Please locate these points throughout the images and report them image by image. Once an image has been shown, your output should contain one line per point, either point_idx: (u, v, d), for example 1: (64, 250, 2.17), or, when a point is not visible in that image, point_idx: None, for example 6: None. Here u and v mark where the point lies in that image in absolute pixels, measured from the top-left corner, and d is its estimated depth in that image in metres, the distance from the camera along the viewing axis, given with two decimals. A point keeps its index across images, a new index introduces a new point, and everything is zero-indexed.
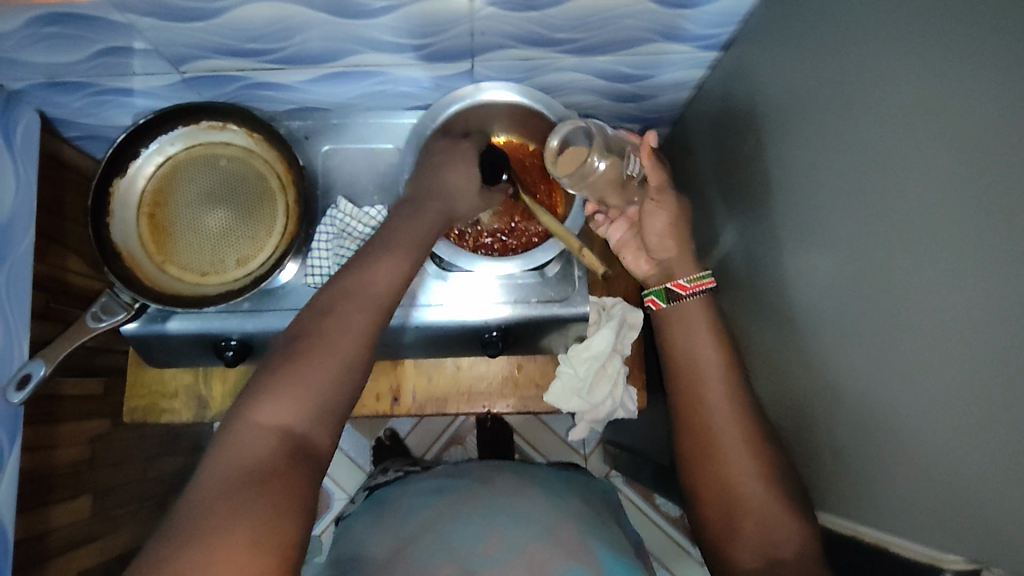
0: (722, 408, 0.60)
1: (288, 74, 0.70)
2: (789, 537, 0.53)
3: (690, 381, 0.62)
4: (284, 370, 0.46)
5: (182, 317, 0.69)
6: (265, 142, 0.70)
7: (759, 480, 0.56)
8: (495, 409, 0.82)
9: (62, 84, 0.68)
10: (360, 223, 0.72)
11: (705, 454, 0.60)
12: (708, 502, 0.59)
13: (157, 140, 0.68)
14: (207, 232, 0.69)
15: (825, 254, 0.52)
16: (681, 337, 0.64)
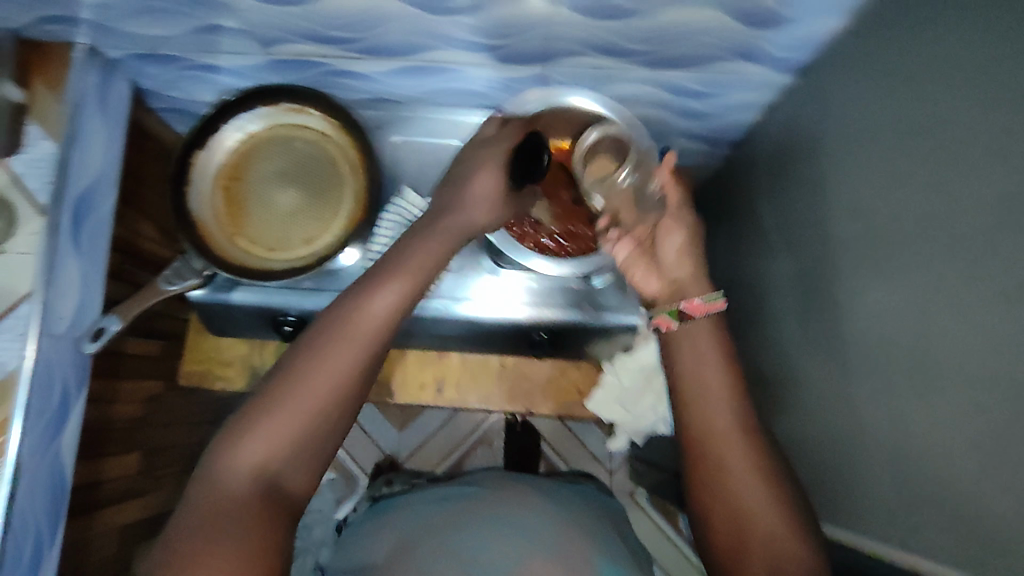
0: (731, 436, 0.52)
1: (365, 64, 0.72)
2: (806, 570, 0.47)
3: (695, 404, 0.53)
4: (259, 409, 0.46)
5: (245, 288, 0.73)
6: (340, 127, 0.72)
7: (774, 514, 0.50)
8: (535, 411, 0.83)
9: (155, 56, 0.71)
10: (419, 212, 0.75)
11: (709, 483, 0.53)
12: (716, 525, 0.52)
13: (239, 117, 0.71)
14: (278, 210, 0.72)
15: (872, 285, 0.51)
16: (694, 359, 0.54)
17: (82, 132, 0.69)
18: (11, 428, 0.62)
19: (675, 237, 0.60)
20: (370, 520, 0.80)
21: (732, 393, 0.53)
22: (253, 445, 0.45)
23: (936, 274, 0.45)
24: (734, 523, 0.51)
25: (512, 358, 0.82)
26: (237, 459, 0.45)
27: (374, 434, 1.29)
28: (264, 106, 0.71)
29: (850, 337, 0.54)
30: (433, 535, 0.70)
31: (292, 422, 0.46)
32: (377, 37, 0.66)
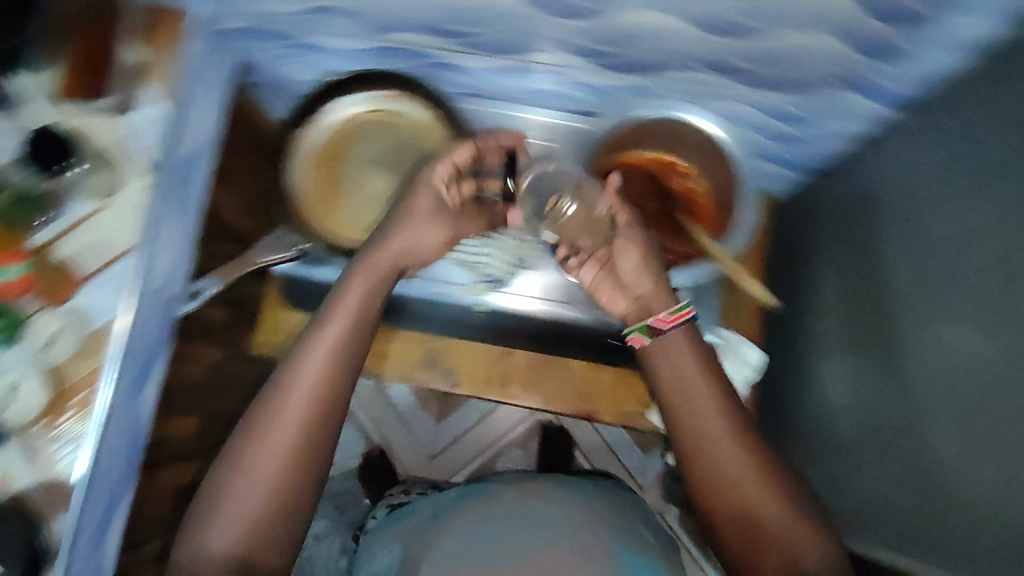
0: (728, 444, 0.58)
1: (470, 59, 0.71)
2: (809, 553, 0.55)
3: (693, 422, 0.59)
4: (213, 503, 0.53)
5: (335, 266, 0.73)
6: (443, 119, 0.73)
7: (779, 506, 0.56)
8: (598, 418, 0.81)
9: (263, 31, 0.72)
10: None
11: (718, 501, 0.58)
12: (724, 520, 0.58)
13: (343, 99, 0.73)
14: (370, 195, 0.74)
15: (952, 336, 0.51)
16: (687, 378, 0.60)
17: (189, 99, 0.69)
18: (98, 380, 0.61)
19: (633, 254, 0.65)
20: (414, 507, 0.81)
21: (720, 402, 0.59)
22: (262, 455, 0.53)
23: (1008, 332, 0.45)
24: (744, 520, 0.57)
25: (581, 364, 0.81)
26: (256, 469, 0.53)
27: (410, 421, 1.27)
28: (365, 92, 0.73)
29: (920, 382, 0.55)
30: (457, 528, 0.70)
31: (289, 428, 0.54)
32: (490, 35, 0.66)
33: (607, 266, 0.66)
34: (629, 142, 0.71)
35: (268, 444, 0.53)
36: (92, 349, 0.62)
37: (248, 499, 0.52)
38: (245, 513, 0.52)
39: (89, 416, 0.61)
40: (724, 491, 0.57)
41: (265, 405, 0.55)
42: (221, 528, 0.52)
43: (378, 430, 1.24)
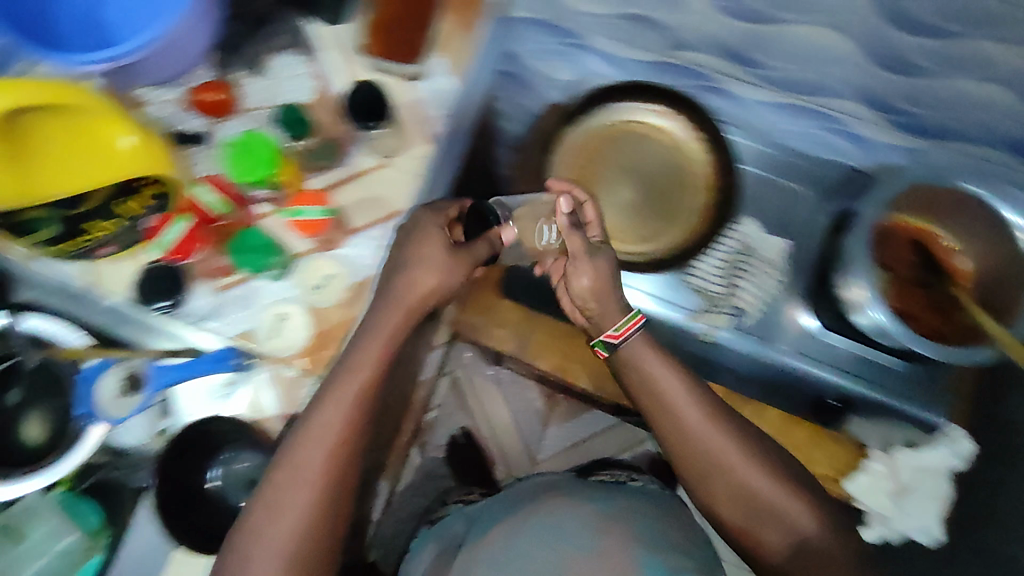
0: (703, 428, 0.57)
1: (751, 89, 0.69)
2: (808, 517, 0.55)
3: (664, 412, 0.58)
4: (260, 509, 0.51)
5: None
6: (704, 142, 0.69)
7: (768, 479, 0.55)
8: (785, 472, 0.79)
9: (555, 27, 0.71)
10: (763, 246, 0.72)
11: (713, 482, 0.56)
12: (725, 503, 0.56)
13: (609, 107, 0.70)
14: (618, 199, 0.71)
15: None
16: (654, 374, 0.58)
17: (471, 74, 0.69)
18: (350, 330, 0.62)
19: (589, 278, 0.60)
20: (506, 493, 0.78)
21: (693, 391, 0.58)
22: (315, 443, 0.52)
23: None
24: (742, 498, 0.56)
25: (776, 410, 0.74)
26: (305, 461, 0.52)
27: (512, 412, 1.23)
28: (633, 101, 0.70)
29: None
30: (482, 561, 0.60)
31: (344, 407, 0.53)
32: (796, 70, 0.65)
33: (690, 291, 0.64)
34: (911, 205, 0.68)
35: (319, 441, 0.52)
36: (356, 298, 0.62)
37: (303, 495, 0.51)
38: (301, 508, 0.51)
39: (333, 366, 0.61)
40: (716, 474, 0.56)
41: (322, 398, 0.53)
42: (279, 522, 0.50)
43: (482, 414, 1.22)
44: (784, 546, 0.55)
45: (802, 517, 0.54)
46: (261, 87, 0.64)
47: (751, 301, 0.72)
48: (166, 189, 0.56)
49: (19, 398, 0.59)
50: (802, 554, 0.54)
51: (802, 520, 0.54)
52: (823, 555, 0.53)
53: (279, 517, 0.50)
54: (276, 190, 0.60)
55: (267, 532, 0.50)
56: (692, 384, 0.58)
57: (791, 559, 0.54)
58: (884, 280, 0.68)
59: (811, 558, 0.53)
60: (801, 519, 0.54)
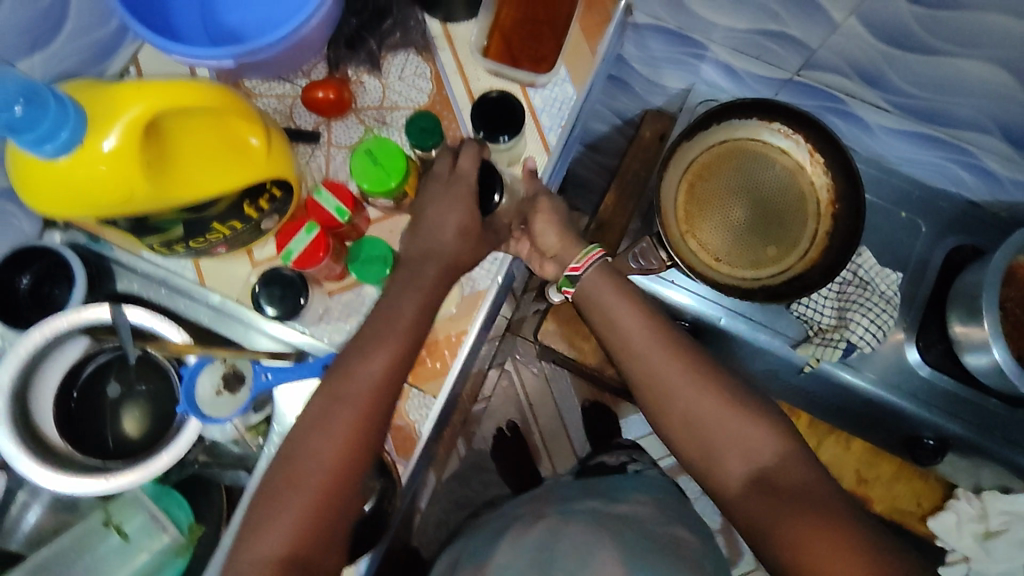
0: (657, 354, 0.55)
1: (878, 114, 0.68)
2: (765, 443, 0.51)
3: (621, 347, 0.56)
4: (286, 463, 0.49)
5: (684, 288, 0.72)
6: (824, 165, 0.68)
7: (726, 410, 0.52)
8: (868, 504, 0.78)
9: (680, 36, 0.67)
10: (883, 283, 0.69)
11: (668, 412, 0.54)
12: (682, 437, 0.54)
13: (730, 121, 0.69)
14: (731, 220, 0.70)
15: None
16: (610, 307, 0.56)
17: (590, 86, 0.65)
18: (463, 345, 0.59)
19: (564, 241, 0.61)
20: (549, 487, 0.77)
21: (649, 324, 0.56)
22: (322, 400, 0.51)
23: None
24: (696, 430, 0.53)
25: (861, 443, 0.80)
26: (324, 423, 0.50)
27: (559, 405, 1.14)
28: (758, 119, 0.68)
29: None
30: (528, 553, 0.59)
31: (369, 377, 0.51)
32: (939, 102, 0.62)
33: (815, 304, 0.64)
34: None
35: (342, 405, 0.50)
36: (467, 312, 0.59)
37: (318, 456, 0.49)
38: (311, 470, 0.49)
39: (443, 382, 0.58)
40: (673, 406, 0.54)
41: (337, 367, 0.52)
42: (296, 485, 0.49)
43: (528, 406, 1.14)
44: (744, 479, 0.51)
45: (764, 450, 0.51)
46: (374, 87, 0.62)
47: (862, 334, 0.67)
48: (285, 191, 0.54)
49: (119, 391, 0.59)
50: (761, 485, 0.50)
51: (762, 453, 0.51)
52: (782, 486, 0.49)
53: (293, 479, 0.49)
54: (397, 201, 0.58)
55: (287, 489, 0.48)
56: (648, 317, 0.56)
57: (750, 493, 0.50)
58: (1005, 322, 0.67)
59: (772, 490, 0.49)
60: (761, 449, 0.51)
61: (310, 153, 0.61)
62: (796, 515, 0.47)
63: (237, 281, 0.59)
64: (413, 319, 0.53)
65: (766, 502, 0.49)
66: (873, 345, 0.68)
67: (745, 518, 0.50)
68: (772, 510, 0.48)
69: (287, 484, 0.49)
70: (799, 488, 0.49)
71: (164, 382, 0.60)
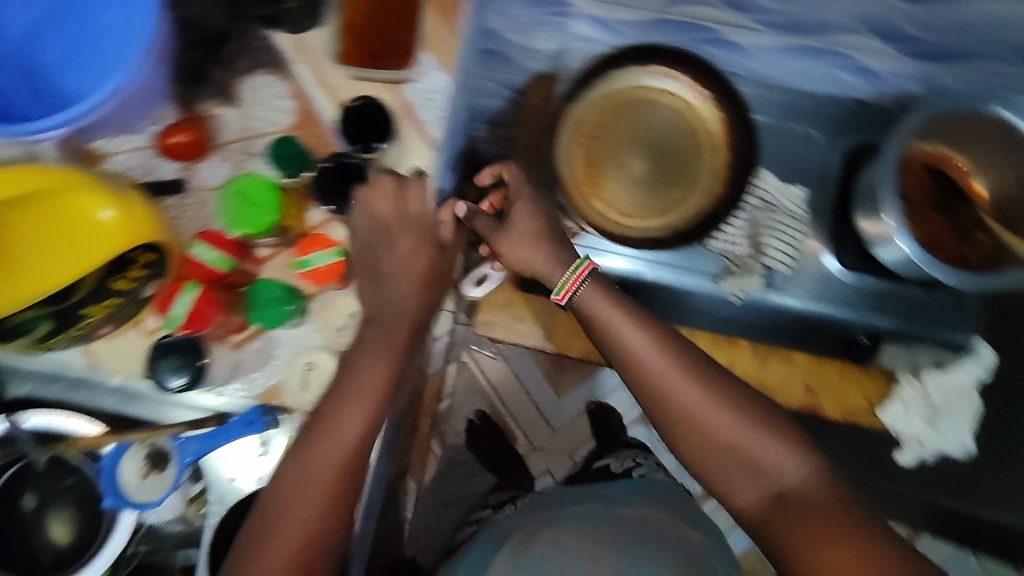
0: (677, 381, 0.54)
1: (752, 35, 0.68)
2: (787, 464, 0.52)
3: (638, 375, 0.55)
4: (257, 551, 0.48)
5: (611, 254, 0.71)
6: (710, 99, 0.67)
7: (747, 430, 0.53)
8: (822, 413, 0.75)
9: None
10: (787, 201, 0.72)
11: (682, 431, 0.55)
12: (697, 450, 0.55)
13: (610, 75, 0.67)
14: (631, 172, 0.69)
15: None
16: (616, 327, 0.55)
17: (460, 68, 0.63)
18: None
19: (530, 248, 0.58)
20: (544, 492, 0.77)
21: (664, 346, 0.55)
22: (295, 489, 0.49)
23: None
24: (714, 444, 0.54)
25: (805, 356, 0.74)
26: (296, 510, 0.49)
27: (525, 382, 1.14)
28: (637, 67, 0.67)
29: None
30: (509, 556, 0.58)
31: (347, 443, 0.50)
32: None
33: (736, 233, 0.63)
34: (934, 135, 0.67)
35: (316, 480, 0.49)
36: None
37: (291, 541, 0.48)
38: (288, 554, 0.48)
39: None
40: (686, 424, 0.54)
41: (306, 442, 0.50)
42: (278, 548, 0.48)
43: (491, 393, 1.14)
44: (764, 494, 0.53)
45: (787, 465, 0.52)
46: (233, 118, 0.59)
47: (776, 252, 0.72)
48: (160, 253, 0.49)
49: (37, 501, 0.55)
50: (778, 500, 0.52)
51: (783, 470, 0.52)
52: (805, 500, 0.51)
53: (270, 542, 0.48)
54: (282, 234, 0.54)
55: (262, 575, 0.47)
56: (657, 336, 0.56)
57: (770, 506, 0.52)
58: (909, 214, 0.68)
59: (791, 504, 0.51)
60: (783, 465, 0.52)
61: (179, 204, 0.58)
62: (817, 525, 0.49)
63: (134, 356, 0.54)
64: (379, 383, 0.53)
65: (787, 515, 0.51)
66: (788, 264, 0.72)
67: (763, 531, 0.52)
68: (792, 524, 0.50)
69: (267, 550, 0.48)
70: (819, 501, 0.51)
71: (84, 481, 0.55)
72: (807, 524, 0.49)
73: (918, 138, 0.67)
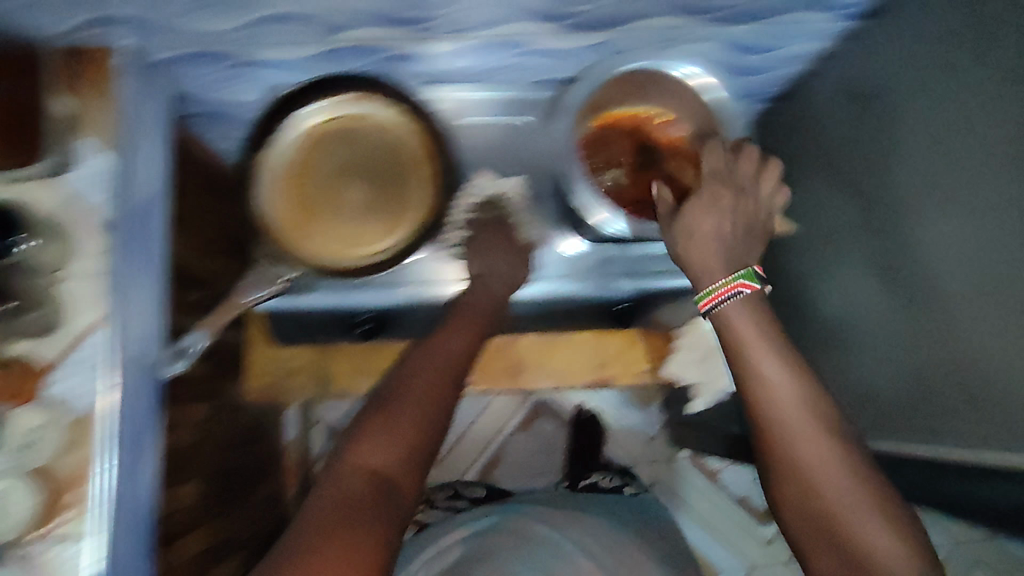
0: (821, 453, 0.49)
1: (426, 45, 0.66)
2: (877, 533, 0.46)
3: (766, 415, 0.52)
4: (372, 420, 0.51)
5: (321, 292, 0.70)
6: (408, 116, 0.68)
7: (861, 503, 0.47)
8: (616, 384, 0.80)
9: (206, 55, 0.65)
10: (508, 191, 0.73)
11: (785, 478, 0.51)
12: (786, 500, 0.51)
13: (298, 112, 0.66)
14: (345, 204, 0.67)
15: (967, 224, 0.45)
16: (750, 354, 0.53)
17: (145, 123, 0.58)
18: (89, 475, 0.51)
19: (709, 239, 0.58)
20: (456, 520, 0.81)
21: (798, 391, 0.51)
22: (415, 388, 0.53)
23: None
24: (808, 494, 0.49)
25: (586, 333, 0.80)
26: (416, 390, 0.52)
27: None
28: (327, 99, 0.67)
29: (931, 274, 0.48)
30: None
31: (455, 356, 0.57)
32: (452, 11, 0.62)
33: (679, 224, 0.59)
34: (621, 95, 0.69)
35: (424, 372, 0.54)
36: (75, 441, 0.51)
37: (400, 427, 0.50)
38: (406, 424, 0.50)
39: (88, 515, 0.50)
40: (786, 468, 0.50)
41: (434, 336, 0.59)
42: (394, 428, 0.50)
43: None
44: (839, 571, 0.46)
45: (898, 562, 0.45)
46: None
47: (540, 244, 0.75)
48: None
49: None
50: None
51: (886, 557, 0.45)
52: None
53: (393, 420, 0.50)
54: None
55: (371, 444, 0.49)
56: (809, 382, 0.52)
57: None
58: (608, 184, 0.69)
59: None
60: (874, 543, 0.46)
61: None
62: None
63: None
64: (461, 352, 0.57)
65: None
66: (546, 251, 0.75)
67: None
68: None
69: (381, 426, 0.50)
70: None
71: None
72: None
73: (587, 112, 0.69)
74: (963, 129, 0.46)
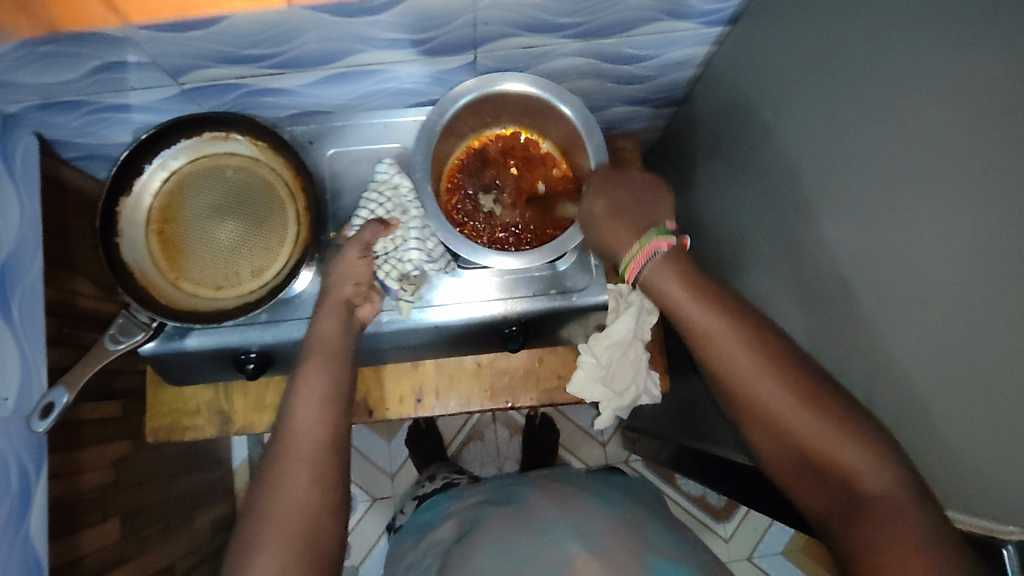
0: (771, 391, 0.50)
1: (285, 80, 0.66)
2: (847, 454, 0.47)
3: (718, 369, 0.53)
4: (259, 519, 0.51)
5: (200, 333, 0.70)
6: (270, 149, 0.68)
7: (821, 428, 0.48)
8: (519, 404, 0.82)
9: (57, 104, 0.64)
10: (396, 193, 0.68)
11: (753, 423, 0.52)
12: (763, 443, 0.52)
13: (160, 156, 0.66)
14: (218, 244, 0.68)
15: (848, 226, 0.52)
16: (686, 311, 0.54)
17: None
18: None
19: None
20: (454, 505, 0.84)
21: (746, 332, 0.52)
22: (285, 476, 0.53)
23: (942, 143, 0.42)
24: (777, 435, 0.51)
25: (488, 355, 0.81)
26: (291, 478, 0.53)
27: (357, 443, 1.26)
28: (187, 139, 0.66)
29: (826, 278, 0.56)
30: None
31: (308, 427, 0.56)
32: (299, 48, 0.60)
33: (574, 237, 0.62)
34: (485, 117, 0.68)
35: (293, 453, 0.54)
36: None
37: (286, 517, 0.51)
38: (290, 512, 0.52)
39: None
40: (751, 413, 0.52)
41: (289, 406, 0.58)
42: (277, 524, 0.51)
43: None
44: (832, 498, 0.48)
45: (866, 470, 0.46)
46: None
47: (403, 262, 0.67)
48: None
49: None
50: (851, 506, 0.47)
51: (863, 478, 0.46)
52: (873, 508, 0.45)
53: (280, 510, 0.52)
54: None
55: (264, 547, 0.50)
56: (742, 323, 0.52)
57: (840, 508, 0.48)
58: (478, 211, 0.69)
59: (861, 510, 0.46)
60: (849, 463, 0.46)
61: None
62: (892, 540, 0.43)
63: None
64: (314, 406, 0.57)
65: (852, 516, 0.46)
66: (432, 262, 0.68)
67: (833, 534, 0.48)
68: (868, 532, 0.45)
69: (269, 529, 0.51)
70: (897, 521, 0.43)
71: None
72: (884, 530, 0.43)
73: (452, 136, 0.68)
74: (839, 143, 0.52)
